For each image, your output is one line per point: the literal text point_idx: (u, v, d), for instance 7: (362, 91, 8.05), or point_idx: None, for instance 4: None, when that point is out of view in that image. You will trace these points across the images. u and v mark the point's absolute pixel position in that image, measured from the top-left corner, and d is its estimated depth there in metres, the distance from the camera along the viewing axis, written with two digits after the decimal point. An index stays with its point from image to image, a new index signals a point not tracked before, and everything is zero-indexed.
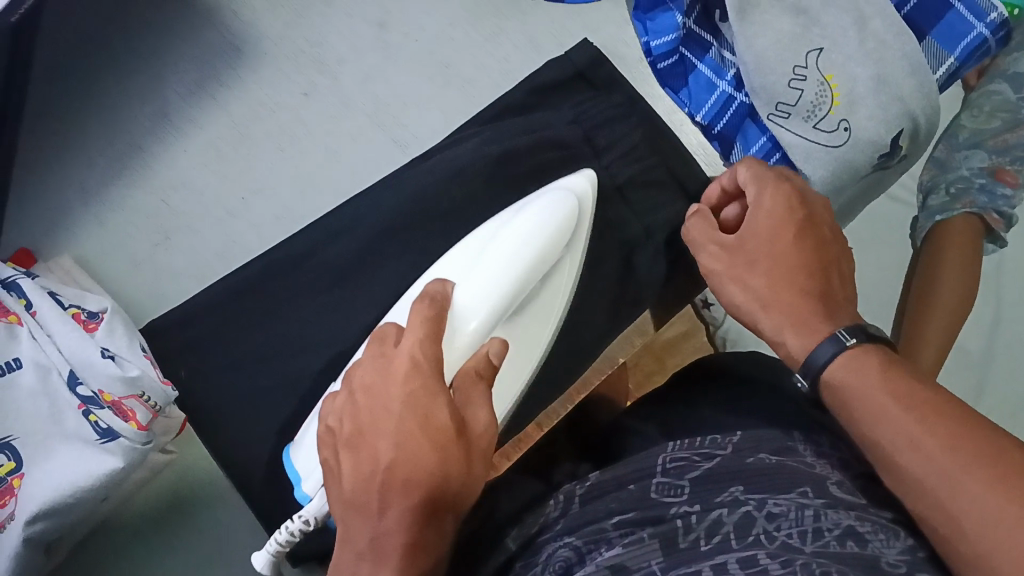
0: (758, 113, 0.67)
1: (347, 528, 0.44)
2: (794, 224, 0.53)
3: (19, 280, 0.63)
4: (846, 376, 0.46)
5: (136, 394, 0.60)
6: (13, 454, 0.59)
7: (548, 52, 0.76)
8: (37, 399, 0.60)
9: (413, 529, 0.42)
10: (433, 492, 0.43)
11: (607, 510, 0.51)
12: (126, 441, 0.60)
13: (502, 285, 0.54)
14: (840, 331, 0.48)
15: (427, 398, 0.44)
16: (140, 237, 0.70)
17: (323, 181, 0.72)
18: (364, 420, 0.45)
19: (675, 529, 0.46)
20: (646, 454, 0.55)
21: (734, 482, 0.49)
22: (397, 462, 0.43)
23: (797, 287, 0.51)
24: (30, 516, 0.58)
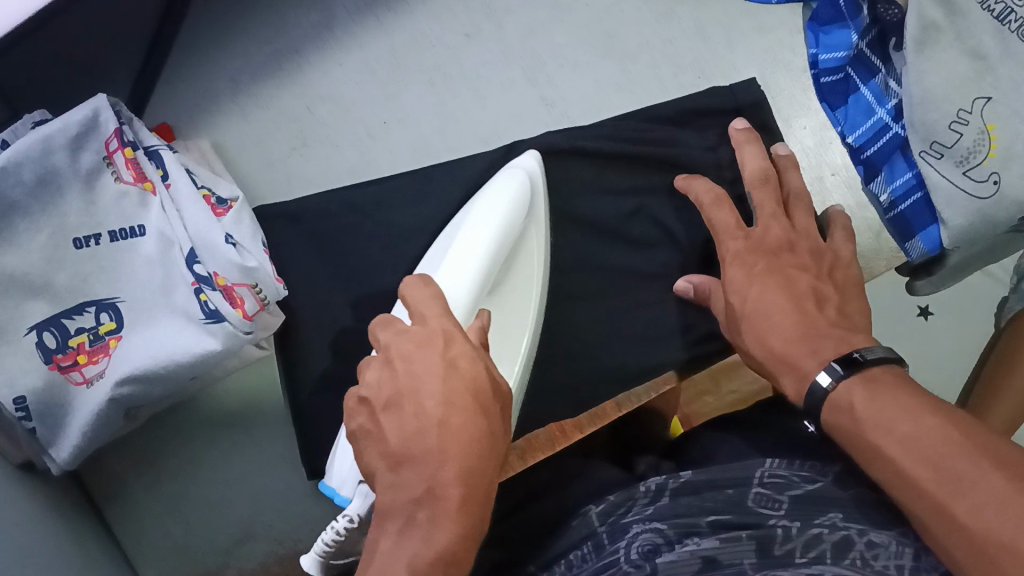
0: (910, 148, 0.70)
1: (400, 480, 0.48)
2: (779, 300, 0.59)
3: (160, 149, 0.65)
4: (849, 394, 0.51)
5: (250, 283, 0.62)
6: (116, 315, 0.64)
7: (712, 46, 0.76)
8: (154, 270, 0.63)
9: (466, 483, 0.46)
10: (476, 446, 0.47)
11: (703, 507, 0.53)
12: (229, 326, 0.62)
13: (478, 257, 0.61)
14: (830, 365, 0.53)
15: (462, 354, 0.50)
16: (279, 137, 0.72)
17: (464, 123, 0.73)
18: (401, 385, 0.50)
19: (773, 536, 0.49)
20: (746, 462, 0.57)
21: (833, 508, 0.51)
22: (454, 411, 0.48)
23: (785, 340, 0.57)
24: (122, 376, 0.63)
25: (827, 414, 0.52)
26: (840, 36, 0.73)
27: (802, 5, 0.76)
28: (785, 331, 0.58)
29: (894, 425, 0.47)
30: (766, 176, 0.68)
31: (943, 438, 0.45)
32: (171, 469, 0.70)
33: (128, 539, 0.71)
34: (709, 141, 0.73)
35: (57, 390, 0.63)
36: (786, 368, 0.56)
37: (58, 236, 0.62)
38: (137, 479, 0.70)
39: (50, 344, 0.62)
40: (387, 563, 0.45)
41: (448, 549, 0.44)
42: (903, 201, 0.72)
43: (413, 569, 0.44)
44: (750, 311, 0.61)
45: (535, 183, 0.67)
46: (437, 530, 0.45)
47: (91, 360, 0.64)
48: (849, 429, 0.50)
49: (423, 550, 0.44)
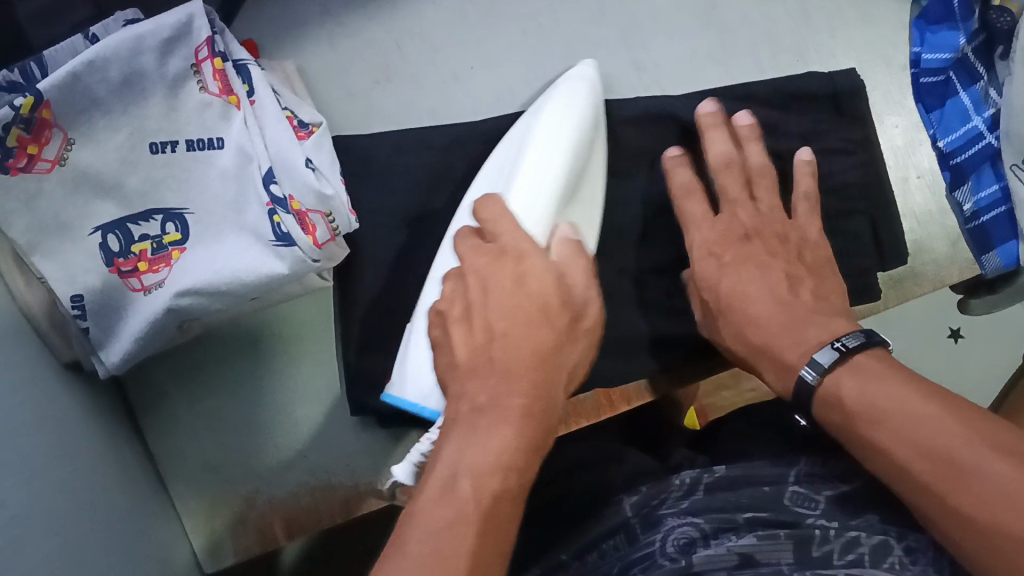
0: (1001, 159, 0.70)
1: (465, 388, 0.50)
2: (772, 298, 0.65)
3: (249, 65, 0.64)
4: (867, 362, 0.57)
5: (324, 211, 0.64)
6: (181, 227, 0.63)
7: (804, 30, 0.78)
8: (227, 184, 0.63)
9: (529, 393, 0.49)
10: (541, 355, 0.51)
11: (739, 502, 0.62)
12: (298, 251, 0.62)
13: (559, 165, 0.63)
14: (813, 360, 0.59)
15: (536, 265, 0.54)
16: (363, 70, 0.71)
17: (553, 77, 0.74)
18: (483, 295, 0.53)
19: (811, 537, 0.57)
20: (776, 463, 0.65)
21: (868, 508, 0.60)
22: (530, 314, 0.52)
23: (778, 329, 0.63)
24: (184, 288, 0.62)
25: (816, 401, 0.59)
26: (946, 37, 0.74)
27: (910, 2, 0.77)
28: (770, 318, 0.64)
29: (911, 395, 0.53)
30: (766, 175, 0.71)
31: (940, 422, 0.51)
32: (214, 387, 0.71)
33: (159, 451, 0.71)
34: (798, 129, 0.73)
35: (113, 292, 0.62)
36: (773, 365, 0.63)
37: (135, 137, 0.61)
38: (178, 394, 0.71)
39: (113, 246, 0.62)
40: (447, 465, 0.47)
41: (507, 455, 0.47)
42: (986, 214, 0.71)
43: (476, 480, 0.46)
44: (738, 312, 0.65)
45: (595, 94, 0.69)
46: (493, 436, 0.47)
47: (152, 269, 0.63)
48: (852, 395, 0.56)
49: (483, 455, 0.47)
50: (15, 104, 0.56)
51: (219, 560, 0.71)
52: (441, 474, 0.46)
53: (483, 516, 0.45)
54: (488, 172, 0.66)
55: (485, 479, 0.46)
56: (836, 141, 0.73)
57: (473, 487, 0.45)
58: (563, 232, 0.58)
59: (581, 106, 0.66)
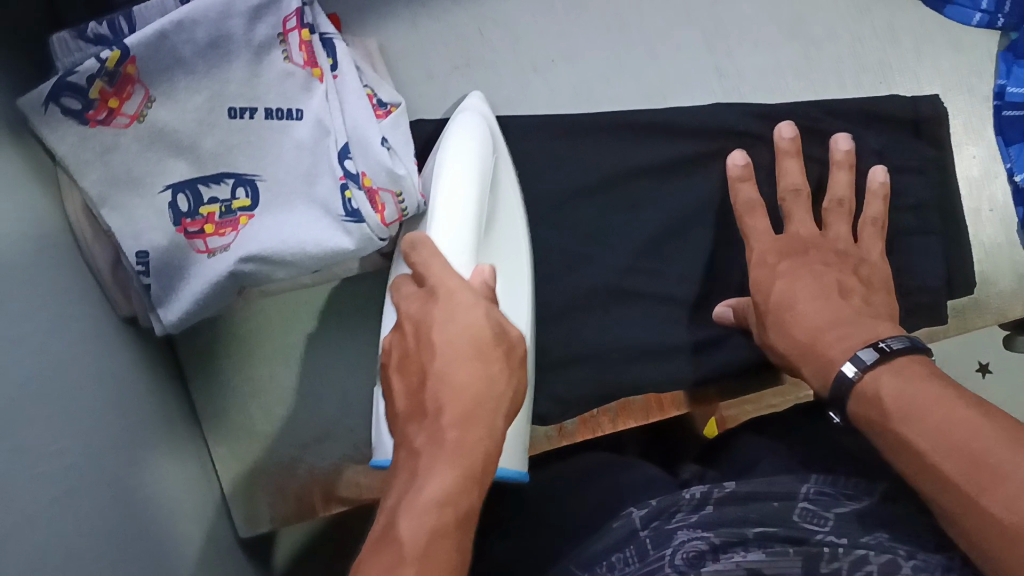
0: None
1: (404, 435, 0.49)
2: (821, 293, 0.64)
3: (335, 40, 0.65)
4: (904, 367, 0.55)
5: (394, 191, 0.63)
6: (251, 193, 0.63)
7: (884, 51, 0.81)
8: (301, 156, 0.63)
9: (466, 429, 0.47)
10: (478, 399, 0.47)
11: (749, 518, 0.57)
12: (366, 228, 0.62)
13: (464, 202, 0.59)
14: (851, 360, 0.58)
15: (469, 300, 0.50)
16: (445, 54, 0.78)
17: (632, 77, 0.79)
18: (423, 330, 0.50)
19: (820, 554, 0.52)
20: (787, 479, 0.62)
21: (881, 528, 0.55)
22: (469, 352, 0.48)
23: (817, 329, 0.62)
24: (248, 254, 0.62)
25: (852, 402, 0.57)
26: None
27: (999, 33, 0.82)
28: (817, 317, 0.63)
29: (941, 400, 0.52)
30: (840, 200, 0.72)
31: (972, 418, 0.50)
32: (266, 355, 0.72)
33: (204, 413, 0.72)
34: (874, 143, 0.76)
35: (179, 251, 0.63)
36: (811, 358, 0.62)
37: (213, 101, 0.61)
38: (229, 358, 0.72)
39: (182, 207, 0.63)
40: (386, 513, 0.46)
41: (445, 495, 0.45)
42: None
43: (414, 525, 0.44)
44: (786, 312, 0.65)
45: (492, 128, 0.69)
46: (434, 475, 0.45)
47: (217, 232, 0.63)
48: (888, 399, 0.54)
49: (423, 496, 0.45)
50: (100, 56, 0.57)
51: (253, 524, 0.72)
52: (378, 524, 0.46)
53: (419, 561, 0.43)
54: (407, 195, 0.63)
55: (422, 519, 0.44)
56: (913, 160, 0.76)
57: (412, 531, 0.44)
58: (479, 267, 0.54)
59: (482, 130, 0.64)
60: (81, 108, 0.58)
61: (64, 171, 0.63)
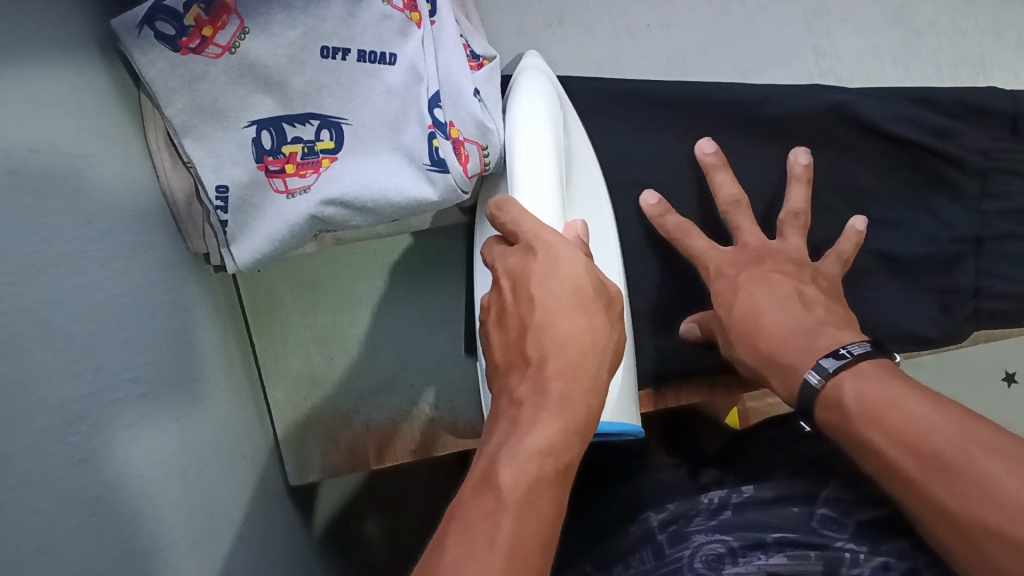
0: None
1: (504, 389, 0.49)
2: (749, 296, 0.62)
3: None
4: (868, 368, 0.53)
5: (480, 144, 0.64)
6: (335, 135, 0.63)
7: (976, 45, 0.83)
8: (389, 101, 0.62)
9: (565, 379, 0.47)
10: (581, 345, 0.48)
11: (769, 521, 0.62)
12: (450, 178, 0.63)
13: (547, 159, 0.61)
14: (815, 369, 0.55)
15: (571, 255, 0.51)
16: (542, 15, 0.82)
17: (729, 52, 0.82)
18: (519, 284, 0.51)
19: (840, 559, 0.58)
20: (811, 481, 0.65)
21: (901, 535, 0.58)
22: (570, 301, 0.49)
23: (783, 335, 0.59)
24: (330, 198, 0.62)
25: (820, 410, 0.55)
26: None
27: None
28: (779, 332, 0.59)
29: (910, 396, 0.50)
30: (796, 213, 0.70)
31: (936, 427, 0.48)
32: (331, 300, 0.72)
33: (265, 355, 0.72)
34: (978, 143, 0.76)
35: (258, 189, 0.62)
36: (776, 367, 0.59)
37: (307, 38, 0.60)
38: (294, 303, 0.71)
39: (265, 144, 0.61)
40: (484, 459, 0.45)
41: (547, 444, 0.44)
42: None
43: (516, 466, 0.43)
44: (738, 308, 0.63)
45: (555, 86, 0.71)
46: (535, 424, 0.45)
47: (298, 173, 0.63)
48: (851, 406, 0.53)
49: (523, 442, 0.44)
50: None
51: (307, 472, 0.72)
52: (476, 472, 0.45)
53: (520, 504, 0.42)
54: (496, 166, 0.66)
55: (524, 461, 0.44)
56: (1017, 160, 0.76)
57: (509, 475, 0.43)
58: (572, 222, 0.55)
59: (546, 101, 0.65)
60: (174, 33, 0.57)
61: (147, 96, 0.62)
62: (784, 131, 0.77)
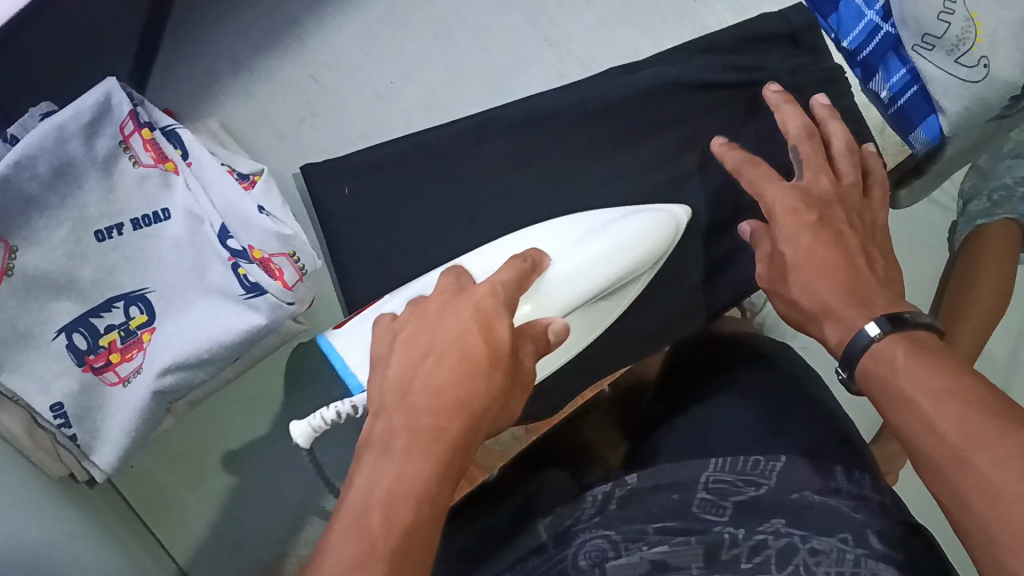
0: (904, 44, 0.67)
1: (381, 411, 0.47)
2: (836, 255, 0.54)
3: (178, 129, 0.62)
4: (895, 349, 0.47)
5: (288, 253, 0.61)
6: (146, 308, 0.62)
7: None
8: (183, 250, 0.61)
9: (441, 417, 0.45)
10: (467, 392, 0.46)
11: (651, 514, 0.59)
12: (271, 298, 0.60)
13: (593, 268, 0.58)
14: (875, 320, 0.49)
15: (482, 315, 0.49)
16: (287, 112, 0.67)
17: (483, 63, 0.68)
18: (428, 324, 0.50)
19: (719, 543, 0.56)
20: (691, 464, 0.63)
21: (775, 514, 0.57)
22: (468, 359, 0.47)
23: (852, 289, 0.52)
24: (163, 366, 0.60)
25: (861, 369, 0.49)
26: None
27: None
28: (825, 285, 0.53)
29: (944, 389, 0.43)
30: (850, 146, 0.61)
31: (963, 413, 0.42)
32: (213, 464, 0.71)
33: (170, 537, 0.71)
34: (784, 66, 0.66)
35: (92, 391, 0.61)
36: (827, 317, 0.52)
37: (78, 230, 0.59)
38: (178, 480, 0.70)
39: (79, 345, 0.60)
40: (356, 494, 0.43)
41: (421, 483, 0.42)
42: (902, 96, 0.69)
43: (392, 505, 0.41)
44: (804, 258, 0.54)
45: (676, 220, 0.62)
46: (406, 461, 0.43)
47: (125, 358, 0.62)
48: (882, 386, 0.47)
49: (395, 480, 0.42)
50: None
51: None
52: (348, 510, 0.42)
53: (395, 548, 0.40)
54: (561, 224, 0.62)
55: (393, 501, 0.41)
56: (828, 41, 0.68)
57: (381, 518, 0.41)
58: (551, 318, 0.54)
59: (653, 233, 0.60)
60: None
61: None
62: (599, 113, 0.65)
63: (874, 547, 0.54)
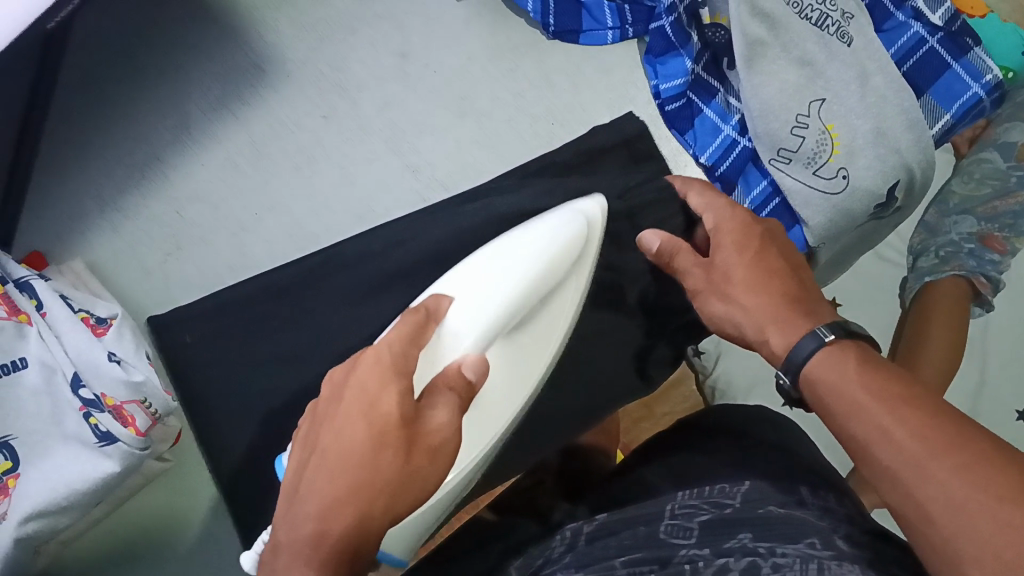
0: (760, 158, 0.67)
1: (286, 501, 0.42)
2: (776, 259, 0.52)
3: (31, 280, 0.62)
4: (846, 362, 0.45)
5: (138, 399, 0.61)
6: (9, 453, 0.60)
7: (592, 79, 0.74)
8: (39, 400, 0.61)
9: (326, 512, 0.39)
10: (360, 480, 0.39)
11: (620, 549, 0.49)
12: (123, 445, 0.61)
13: (495, 308, 0.51)
14: (819, 327, 0.47)
15: (358, 387, 0.41)
16: (153, 246, 0.69)
17: (338, 200, 0.71)
18: (325, 404, 0.42)
19: (683, 572, 0.45)
20: (657, 500, 0.53)
21: (743, 530, 0.47)
22: (344, 446, 0.40)
23: (789, 298, 0.50)
24: (24, 514, 0.58)
25: (807, 377, 0.46)
26: (675, 65, 0.70)
27: (636, 39, 0.74)
28: (770, 301, 0.50)
29: (920, 429, 0.39)
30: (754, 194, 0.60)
31: (923, 428, 0.39)
32: None
33: None
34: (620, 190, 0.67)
35: None
36: (779, 318, 0.49)
37: None
38: None
39: None
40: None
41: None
42: (763, 211, 0.68)
43: None
44: (738, 262, 0.53)
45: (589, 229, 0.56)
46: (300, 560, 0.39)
47: None
48: (838, 411, 0.43)
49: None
50: None
51: None
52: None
53: None
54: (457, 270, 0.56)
55: None
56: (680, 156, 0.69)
57: None
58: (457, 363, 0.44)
59: (558, 225, 0.55)
60: None
61: None
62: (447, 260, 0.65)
63: (843, 549, 0.44)
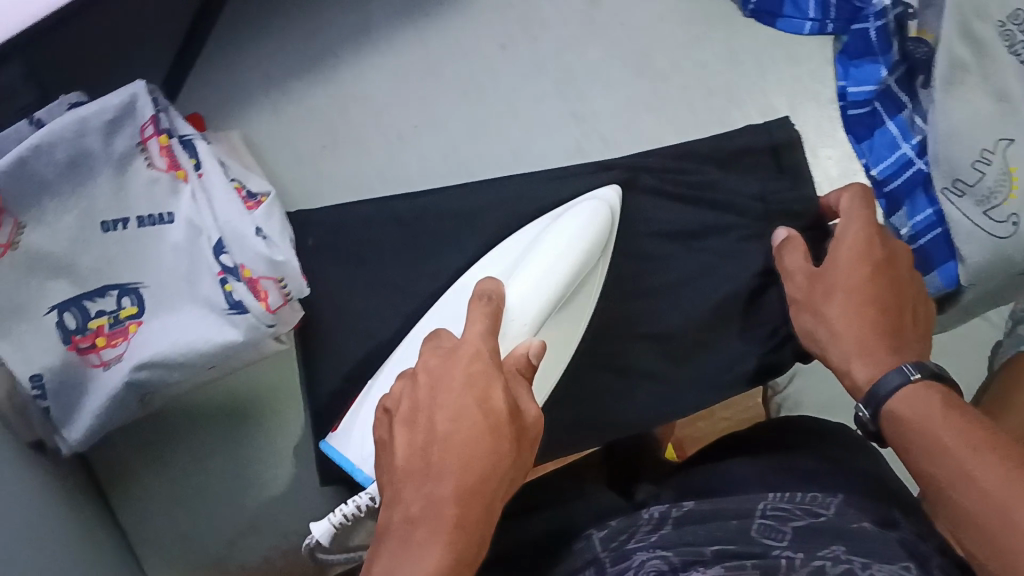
0: (933, 184, 0.66)
1: (394, 497, 0.42)
2: (885, 284, 0.55)
3: (194, 139, 0.63)
4: (928, 399, 0.48)
5: (275, 277, 0.62)
6: (137, 300, 0.61)
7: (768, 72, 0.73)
8: (178, 259, 0.62)
9: (463, 501, 0.41)
10: (484, 469, 0.42)
11: (709, 537, 0.48)
12: (252, 317, 0.61)
13: (552, 275, 0.55)
14: (906, 366, 0.50)
15: (459, 374, 0.44)
16: (309, 135, 0.70)
17: (496, 132, 0.70)
18: (421, 402, 0.44)
19: (776, 568, 0.44)
20: (748, 495, 0.52)
21: (837, 542, 0.46)
22: (481, 427, 0.42)
23: (884, 331, 0.53)
24: (138, 361, 0.58)
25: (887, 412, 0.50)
26: (869, 71, 0.70)
27: (833, 37, 0.73)
28: (863, 326, 0.53)
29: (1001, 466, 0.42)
30: None
31: (1005, 472, 0.42)
32: (179, 465, 0.68)
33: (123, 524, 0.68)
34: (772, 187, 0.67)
35: (73, 373, 0.58)
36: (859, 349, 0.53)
37: (85, 217, 0.58)
38: (144, 472, 0.68)
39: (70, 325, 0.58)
40: None
41: (444, 573, 0.39)
42: (924, 236, 0.67)
43: None
44: (848, 276, 0.55)
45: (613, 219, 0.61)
46: (424, 555, 0.39)
47: (109, 343, 0.59)
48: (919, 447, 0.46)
49: None
50: None
51: None
52: None
53: None
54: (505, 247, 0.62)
55: None
56: None
57: None
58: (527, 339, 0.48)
59: (587, 206, 0.59)
60: None
61: None
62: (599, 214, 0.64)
63: None
